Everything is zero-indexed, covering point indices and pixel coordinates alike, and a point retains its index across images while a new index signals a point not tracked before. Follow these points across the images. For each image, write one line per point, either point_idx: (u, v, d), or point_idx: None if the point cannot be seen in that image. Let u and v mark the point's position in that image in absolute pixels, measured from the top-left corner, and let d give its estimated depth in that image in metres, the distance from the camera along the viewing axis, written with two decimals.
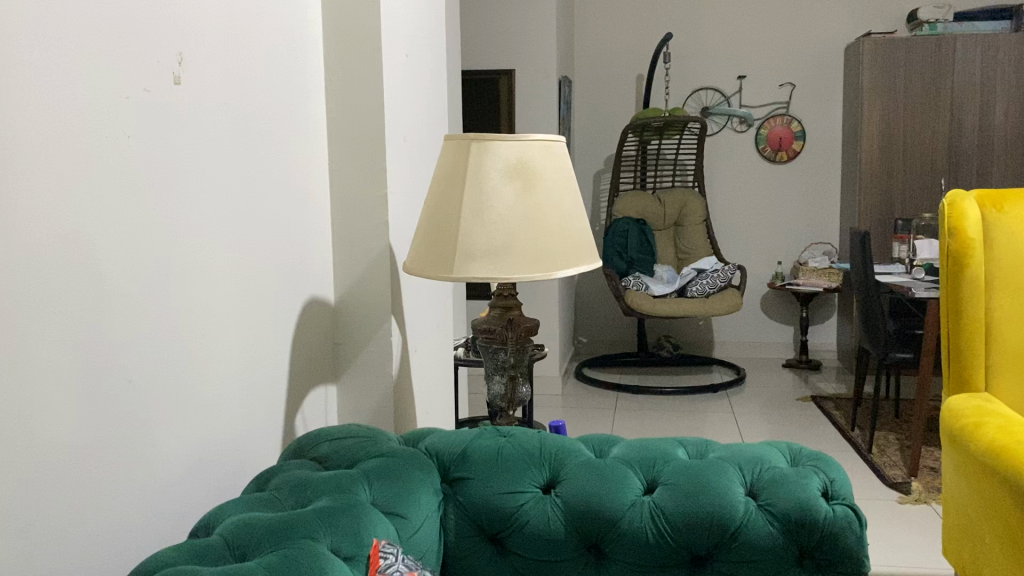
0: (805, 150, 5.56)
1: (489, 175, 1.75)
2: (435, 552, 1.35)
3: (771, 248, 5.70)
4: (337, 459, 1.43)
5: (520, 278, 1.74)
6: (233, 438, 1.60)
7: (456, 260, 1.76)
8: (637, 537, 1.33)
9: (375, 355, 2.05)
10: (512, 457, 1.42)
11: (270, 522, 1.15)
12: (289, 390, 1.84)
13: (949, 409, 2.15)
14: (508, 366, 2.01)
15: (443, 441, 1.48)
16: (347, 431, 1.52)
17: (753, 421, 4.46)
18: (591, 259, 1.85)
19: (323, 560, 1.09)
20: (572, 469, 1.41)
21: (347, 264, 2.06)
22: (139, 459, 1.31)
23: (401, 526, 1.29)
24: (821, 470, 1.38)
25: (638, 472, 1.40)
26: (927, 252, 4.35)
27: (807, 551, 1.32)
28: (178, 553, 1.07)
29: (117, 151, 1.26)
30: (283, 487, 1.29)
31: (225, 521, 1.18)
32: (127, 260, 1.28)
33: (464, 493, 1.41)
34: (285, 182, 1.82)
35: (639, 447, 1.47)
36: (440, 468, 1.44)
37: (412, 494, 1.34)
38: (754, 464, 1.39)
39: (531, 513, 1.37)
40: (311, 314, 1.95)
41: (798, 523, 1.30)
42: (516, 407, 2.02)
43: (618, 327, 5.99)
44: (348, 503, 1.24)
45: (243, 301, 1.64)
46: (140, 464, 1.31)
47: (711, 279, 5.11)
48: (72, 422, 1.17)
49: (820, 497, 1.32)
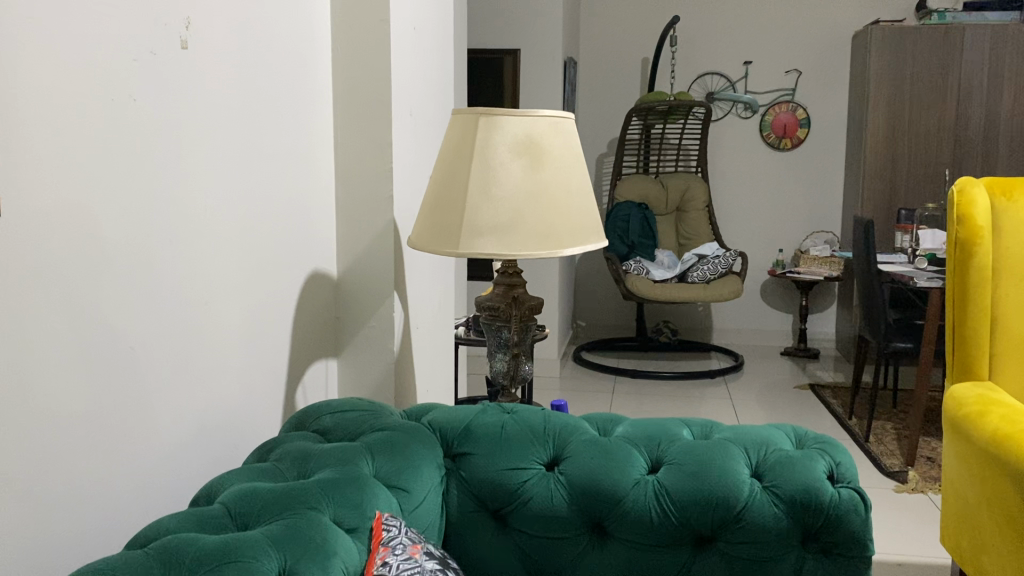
0: (809, 137, 5.54)
1: (496, 150, 1.73)
2: (436, 527, 1.34)
3: (773, 235, 5.68)
4: (340, 431, 1.42)
5: (525, 255, 1.72)
6: (233, 410, 1.59)
7: (462, 235, 1.74)
8: (640, 517, 1.32)
9: (377, 330, 2.04)
10: (515, 434, 1.41)
11: (274, 492, 1.14)
12: (291, 364, 1.83)
13: (952, 397, 2.14)
14: (511, 344, 1.99)
15: (446, 416, 1.47)
16: (349, 404, 1.51)
17: (751, 407, 4.47)
18: (597, 238, 1.83)
19: (325, 530, 1.08)
20: (577, 447, 1.40)
21: (350, 239, 2.04)
22: (136, 431, 1.29)
23: (403, 500, 1.28)
24: (827, 452, 1.37)
25: (642, 451, 1.39)
26: (930, 242, 4.34)
27: (812, 533, 1.30)
28: (179, 520, 1.06)
29: (123, 115, 1.24)
30: (285, 458, 1.28)
31: (226, 490, 1.17)
32: (129, 227, 1.26)
33: (467, 468, 1.40)
34: (291, 153, 1.80)
35: (645, 426, 1.46)
36: (443, 443, 1.44)
37: (415, 468, 1.33)
38: (759, 446, 1.38)
39: (534, 489, 1.36)
40: (312, 289, 1.93)
41: (803, 505, 1.29)
42: (518, 384, 2.01)
43: (617, 311, 5.98)
44: (351, 475, 1.23)
45: (247, 272, 1.62)
46: (137, 436, 1.30)
47: (712, 265, 5.10)
48: (70, 391, 1.15)
49: (825, 479, 1.31)
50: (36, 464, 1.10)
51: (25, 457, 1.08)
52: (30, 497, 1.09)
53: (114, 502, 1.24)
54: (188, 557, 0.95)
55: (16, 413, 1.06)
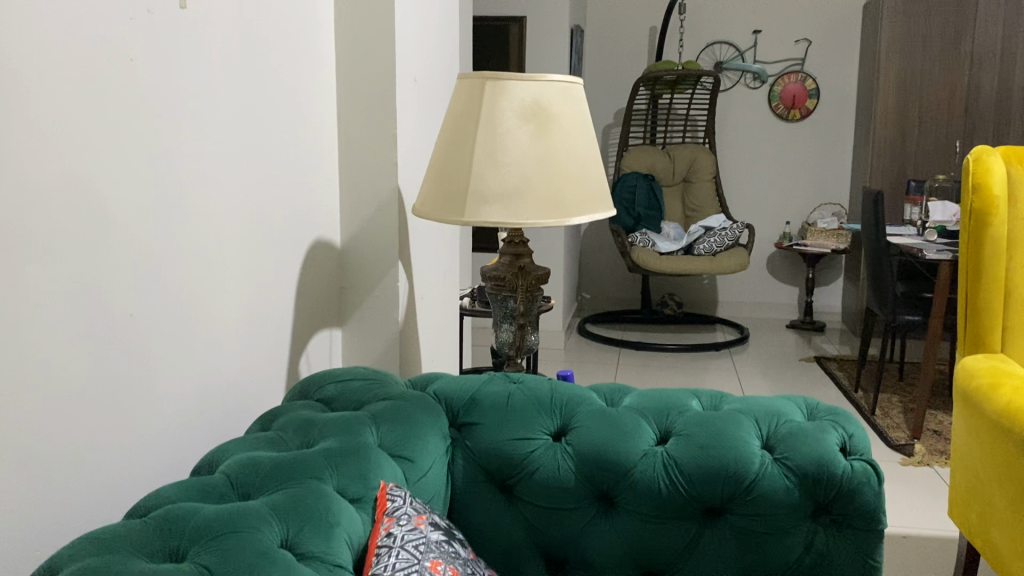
0: (818, 108, 5.46)
1: (503, 116, 1.69)
2: (441, 498, 1.32)
3: (780, 207, 5.63)
4: (343, 400, 1.39)
5: (532, 224, 1.69)
6: (235, 380, 1.57)
7: (468, 203, 1.70)
8: (649, 488, 1.30)
9: (381, 300, 2.01)
10: (522, 404, 1.39)
11: (277, 462, 1.12)
12: (293, 334, 1.80)
13: (963, 369, 2.12)
14: (517, 315, 1.97)
15: (451, 386, 1.45)
16: (354, 373, 1.49)
17: (756, 380, 4.45)
18: (605, 208, 1.80)
19: (328, 500, 1.06)
20: (584, 418, 1.37)
21: (354, 208, 2.01)
22: (137, 401, 1.27)
23: (409, 471, 1.26)
24: (840, 424, 1.34)
25: (651, 421, 1.37)
26: (940, 214, 4.28)
27: (823, 506, 1.28)
28: (180, 490, 1.04)
29: (119, 75, 1.20)
30: (288, 427, 1.26)
31: (228, 459, 1.15)
32: (128, 191, 1.23)
33: (472, 438, 1.38)
34: (293, 118, 1.76)
35: (653, 396, 1.43)
36: (448, 413, 1.42)
37: (420, 437, 1.31)
38: (770, 417, 1.36)
39: (541, 460, 1.34)
40: (315, 258, 1.90)
41: (815, 477, 1.26)
42: (524, 355, 1.98)
43: (622, 283, 5.95)
44: (355, 445, 1.21)
45: (248, 240, 1.59)
46: (137, 406, 1.27)
47: (719, 237, 5.05)
48: (68, 358, 1.13)
49: (837, 452, 1.28)
50: (32, 432, 1.07)
51: (21, 427, 1.06)
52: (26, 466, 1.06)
53: (114, 472, 1.22)
54: (187, 528, 0.93)
55: (11, 381, 1.04)
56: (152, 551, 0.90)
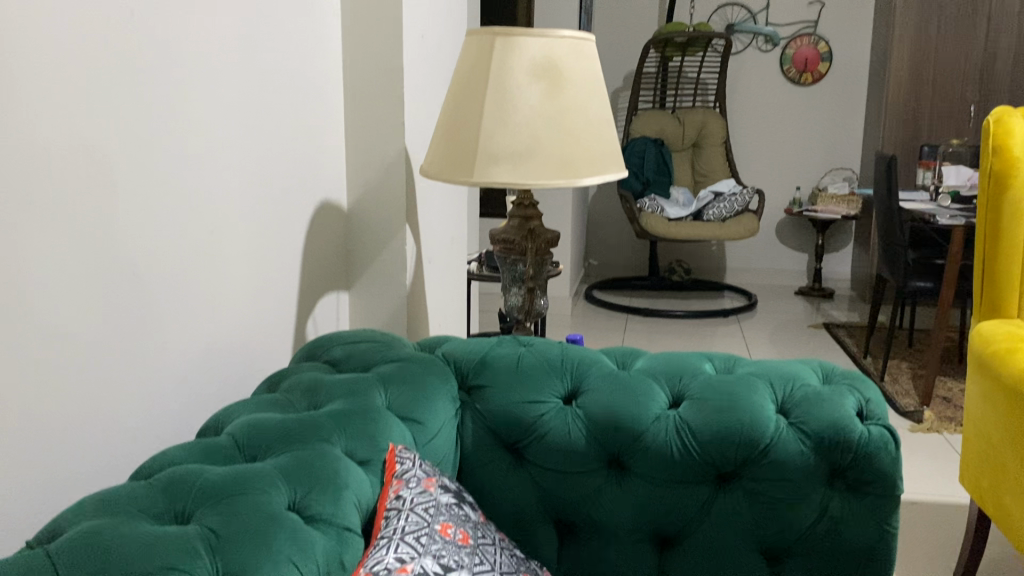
0: (831, 72, 5.38)
1: (513, 74, 1.65)
2: (450, 461, 1.30)
3: (790, 173, 5.57)
4: (351, 362, 1.37)
5: (543, 184, 1.65)
6: (242, 344, 1.55)
7: (477, 162, 1.66)
8: (661, 452, 1.27)
9: (389, 263, 1.98)
10: (532, 367, 1.37)
11: (284, 424, 1.10)
12: (300, 297, 1.78)
13: (978, 335, 2.09)
14: (526, 278, 1.94)
15: (460, 349, 1.43)
16: (361, 336, 1.47)
17: (765, 347, 4.42)
18: (618, 169, 1.76)
19: (337, 463, 1.04)
20: (595, 381, 1.35)
21: (361, 169, 1.97)
22: (142, 362, 1.25)
23: (418, 433, 1.24)
24: (856, 388, 1.32)
25: (663, 385, 1.35)
26: (953, 179, 4.22)
27: (838, 471, 1.25)
28: (186, 452, 1.02)
29: (120, 26, 1.16)
30: (295, 389, 1.24)
31: (234, 421, 1.13)
32: (131, 148, 1.20)
33: (482, 401, 1.36)
34: (298, 76, 1.72)
35: (665, 360, 1.41)
36: (457, 375, 1.40)
37: (429, 400, 1.29)
38: (785, 381, 1.33)
39: (551, 423, 1.31)
40: (321, 220, 1.87)
41: (831, 442, 1.24)
42: (533, 319, 1.96)
43: (630, 250, 5.91)
44: (363, 407, 1.19)
45: (254, 200, 1.56)
46: (142, 366, 1.25)
47: (728, 203, 5.00)
48: (73, 317, 1.11)
49: (854, 416, 1.26)
50: (36, 391, 1.05)
51: (24, 385, 1.03)
52: (29, 425, 1.04)
53: (118, 433, 1.20)
54: (193, 490, 0.91)
55: (13, 340, 1.02)
56: (157, 512, 0.88)
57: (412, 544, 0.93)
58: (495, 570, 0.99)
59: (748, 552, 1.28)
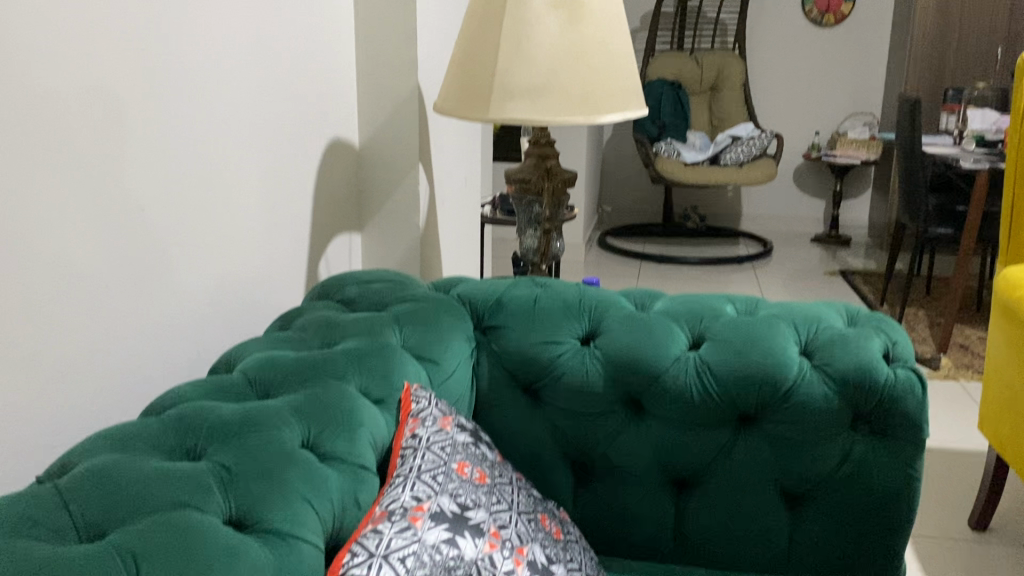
0: (854, 12, 5.22)
1: (530, 4, 1.58)
2: (465, 401, 1.28)
3: (810, 117, 5.45)
4: (365, 301, 1.35)
5: (561, 120, 1.60)
6: (253, 283, 1.52)
7: (493, 98, 1.60)
8: (681, 393, 1.25)
9: (402, 204, 1.94)
10: (549, 307, 1.34)
11: (296, 362, 1.08)
12: (311, 238, 1.75)
13: (1005, 280, 2.04)
14: (542, 220, 1.89)
15: (476, 289, 1.40)
16: (375, 275, 1.44)
17: (780, 294, 4.38)
18: (637, 106, 1.70)
19: (351, 401, 1.01)
20: (613, 322, 1.32)
21: (373, 106, 1.92)
22: (146, 298, 1.22)
23: (432, 373, 1.22)
24: (882, 331, 1.28)
25: (684, 326, 1.31)
26: (978, 123, 4.10)
27: (863, 415, 1.22)
28: (198, 389, 1.00)
29: None
30: (308, 328, 1.22)
31: (247, 358, 1.11)
32: (136, 78, 1.15)
33: (498, 341, 1.33)
34: (308, 7, 1.66)
35: (686, 301, 1.37)
36: (473, 316, 1.37)
37: (444, 339, 1.26)
38: (809, 323, 1.30)
39: (568, 364, 1.29)
40: (331, 157, 1.82)
41: (856, 385, 1.21)
42: (549, 261, 1.92)
43: (645, 195, 5.84)
44: (377, 346, 1.16)
45: (263, 136, 1.52)
46: (146, 301, 1.22)
47: (745, 147, 4.91)
48: (81, 252, 1.08)
49: (881, 359, 1.22)
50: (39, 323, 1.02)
51: (29, 318, 1.01)
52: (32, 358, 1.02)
53: (124, 371, 1.18)
54: (204, 426, 0.89)
55: (20, 277, 0.99)
56: (168, 449, 0.86)
57: (427, 484, 0.91)
58: (512, 509, 0.97)
59: (767, 495, 1.26)
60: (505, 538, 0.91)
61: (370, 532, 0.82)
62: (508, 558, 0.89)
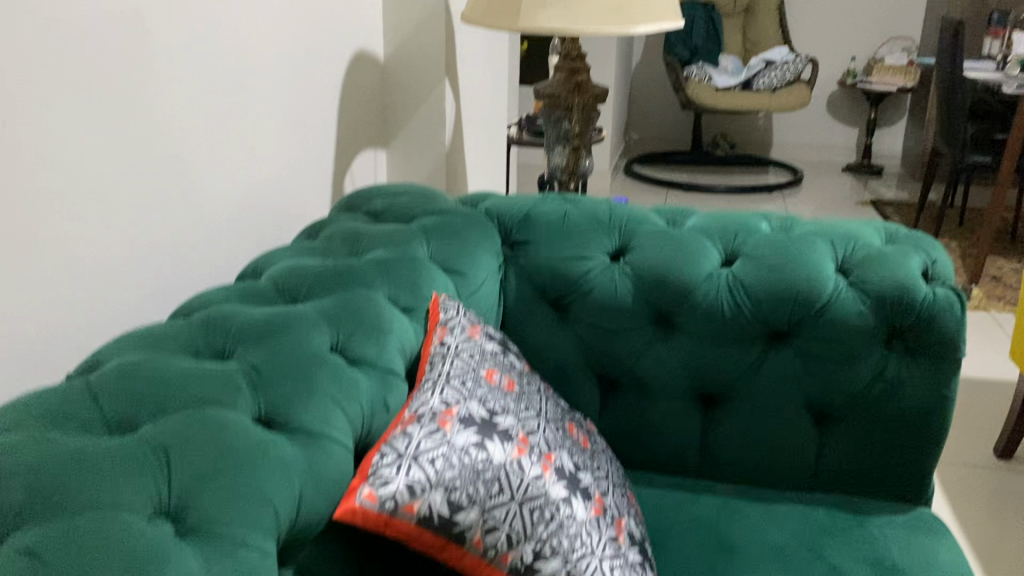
0: None
1: None
2: (493, 314, 1.26)
3: (846, 42, 5.27)
4: (391, 213, 1.33)
5: (593, 31, 1.54)
6: (279, 197, 1.50)
7: (523, 7, 1.55)
8: (710, 309, 1.23)
9: (427, 120, 1.90)
10: (579, 222, 1.31)
11: (322, 271, 1.06)
12: (336, 153, 1.71)
13: None
14: (572, 137, 1.85)
15: (504, 203, 1.38)
16: (401, 189, 1.42)
17: None
18: (673, 17, 1.63)
19: (378, 309, 1.00)
20: (644, 237, 1.29)
21: (398, 18, 1.87)
22: (191, 199, 1.19)
23: (459, 285, 1.20)
24: (921, 249, 1.25)
25: (716, 242, 1.29)
26: None
27: (898, 333, 1.20)
28: (225, 294, 0.99)
29: None
30: (334, 238, 1.21)
31: (273, 266, 1.10)
32: None
33: (526, 256, 1.31)
34: None
35: (718, 218, 1.34)
36: (501, 230, 1.35)
37: (472, 252, 1.24)
38: (846, 240, 1.26)
39: (598, 278, 1.27)
40: (356, 70, 1.78)
41: (893, 303, 1.18)
42: (577, 180, 1.89)
43: (673, 122, 5.72)
44: (404, 256, 1.15)
45: (288, 45, 1.47)
46: (190, 203, 1.19)
47: (779, 72, 4.76)
48: (125, 145, 1.04)
49: (919, 277, 1.19)
50: (90, 218, 0.99)
51: (79, 214, 0.97)
52: (87, 253, 0.99)
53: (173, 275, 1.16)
54: (232, 328, 0.89)
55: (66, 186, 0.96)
56: (196, 349, 0.85)
57: (456, 389, 0.90)
58: (541, 416, 0.96)
59: (797, 413, 1.24)
60: (533, 444, 0.90)
61: (399, 435, 0.82)
62: (536, 463, 0.89)
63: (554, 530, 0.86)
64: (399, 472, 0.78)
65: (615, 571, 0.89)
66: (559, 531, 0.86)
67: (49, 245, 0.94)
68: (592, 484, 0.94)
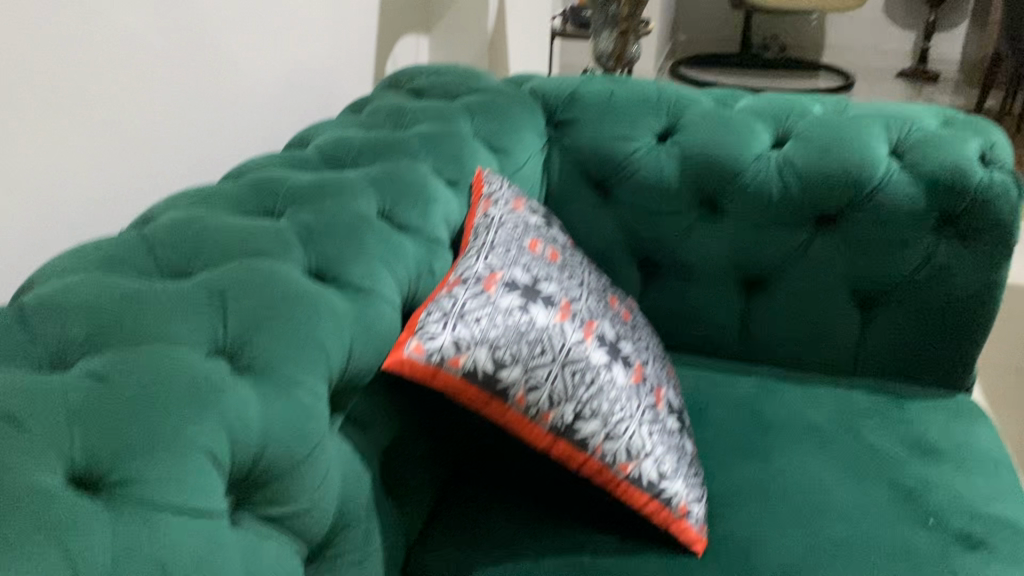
0: None
1: None
2: (535, 194, 1.26)
3: None
4: (436, 90, 1.31)
5: None
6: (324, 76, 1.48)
7: None
8: (756, 191, 1.21)
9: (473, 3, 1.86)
10: (626, 101, 1.29)
11: (368, 142, 1.06)
12: (379, 34, 1.69)
13: None
14: (619, 21, 1.80)
15: (550, 82, 1.35)
16: (446, 67, 1.40)
17: None
18: None
19: (424, 179, 1.00)
20: (693, 118, 1.27)
21: None
22: (249, 66, 1.17)
23: (504, 162, 1.20)
24: (980, 132, 1.20)
25: (767, 124, 1.25)
26: None
27: (950, 218, 1.17)
28: (273, 161, 1.00)
29: None
30: (379, 113, 1.20)
31: (320, 138, 1.10)
32: None
33: (571, 135, 1.29)
34: None
35: (770, 99, 1.31)
36: (546, 109, 1.33)
37: (516, 130, 1.23)
38: (902, 122, 1.22)
39: (644, 159, 1.25)
40: None
41: (946, 186, 1.15)
42: (623, 68, 1.84)
43: (722, 22, 5.52)
44: (450, 131, 1.14)
45: None
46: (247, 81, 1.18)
47: None
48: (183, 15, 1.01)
49: (976, 161, 1.16)
50: (155, 85, 0.98)
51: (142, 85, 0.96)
52: (156, 114, 0.99)
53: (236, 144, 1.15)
54: (281, 191, 0.90)
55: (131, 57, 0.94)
56: (247, 209, 0.87)
57: (501, 256, 0.91)
58: (583, 286, 0.97)
59: (840, 298, 1.23)
60: (575, 311, 0.92)
61: (445, 295, 0.84)
62: (577, 329, 0.90)
63: (595, 393, 0.87)
64: (445, 328, 0.80)
65: (653, 435, 0.90)
66: (599, 394, 0.87)
67: (117, 109, 0.93)
68: (632, 353, 0.95)
